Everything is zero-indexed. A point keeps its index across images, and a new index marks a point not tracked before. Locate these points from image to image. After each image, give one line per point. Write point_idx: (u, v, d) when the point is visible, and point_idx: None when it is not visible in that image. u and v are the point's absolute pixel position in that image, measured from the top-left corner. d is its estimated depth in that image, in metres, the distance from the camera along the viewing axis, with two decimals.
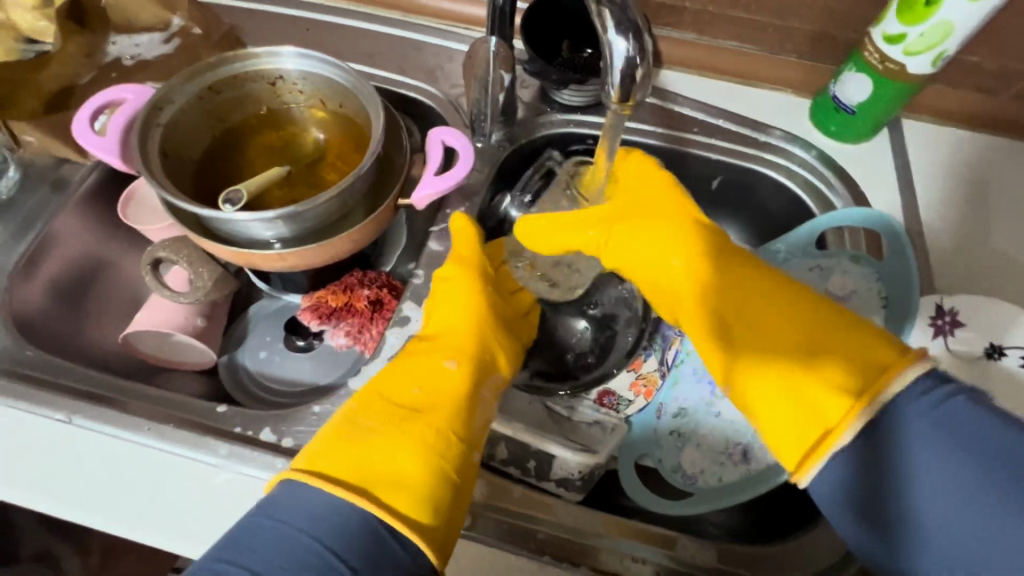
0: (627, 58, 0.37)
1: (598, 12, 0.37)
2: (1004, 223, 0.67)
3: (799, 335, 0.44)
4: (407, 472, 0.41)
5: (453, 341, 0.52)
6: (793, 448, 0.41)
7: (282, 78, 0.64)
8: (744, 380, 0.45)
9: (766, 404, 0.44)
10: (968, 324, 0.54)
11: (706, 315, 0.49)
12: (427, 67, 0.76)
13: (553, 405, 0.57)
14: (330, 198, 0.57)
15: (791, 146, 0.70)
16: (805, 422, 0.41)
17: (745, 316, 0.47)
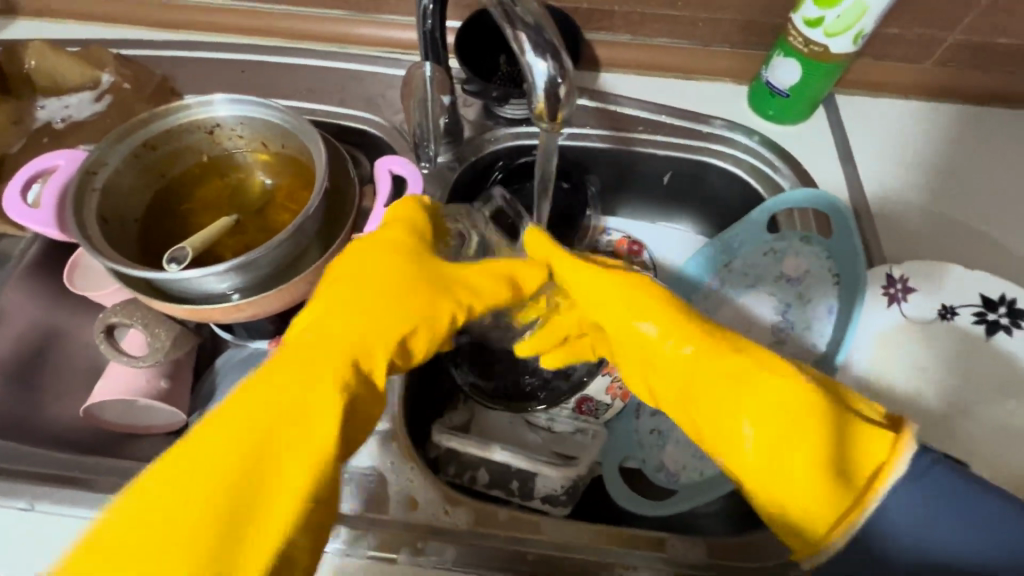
0: (548, 77, 0.37)
1: (517, 36, 0.37)
2: (943, 186, 0.69)
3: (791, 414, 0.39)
4: (228, 509, 0.35)
5: (324, 334, 0.43)
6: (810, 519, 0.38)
7: (219, 126, 0.63)
8: (747, 450, 0.40)
9: (760, 462, 0.40)
10: (918, 289, 0.56)
11: (716, 379, 0.42)
12: (369, 96, 0.76)
13: (534, 420, 0.59)
14: (281, 242, 0.57)
15: (733, 133, 0.72)
16: (823, 489, 0.37)
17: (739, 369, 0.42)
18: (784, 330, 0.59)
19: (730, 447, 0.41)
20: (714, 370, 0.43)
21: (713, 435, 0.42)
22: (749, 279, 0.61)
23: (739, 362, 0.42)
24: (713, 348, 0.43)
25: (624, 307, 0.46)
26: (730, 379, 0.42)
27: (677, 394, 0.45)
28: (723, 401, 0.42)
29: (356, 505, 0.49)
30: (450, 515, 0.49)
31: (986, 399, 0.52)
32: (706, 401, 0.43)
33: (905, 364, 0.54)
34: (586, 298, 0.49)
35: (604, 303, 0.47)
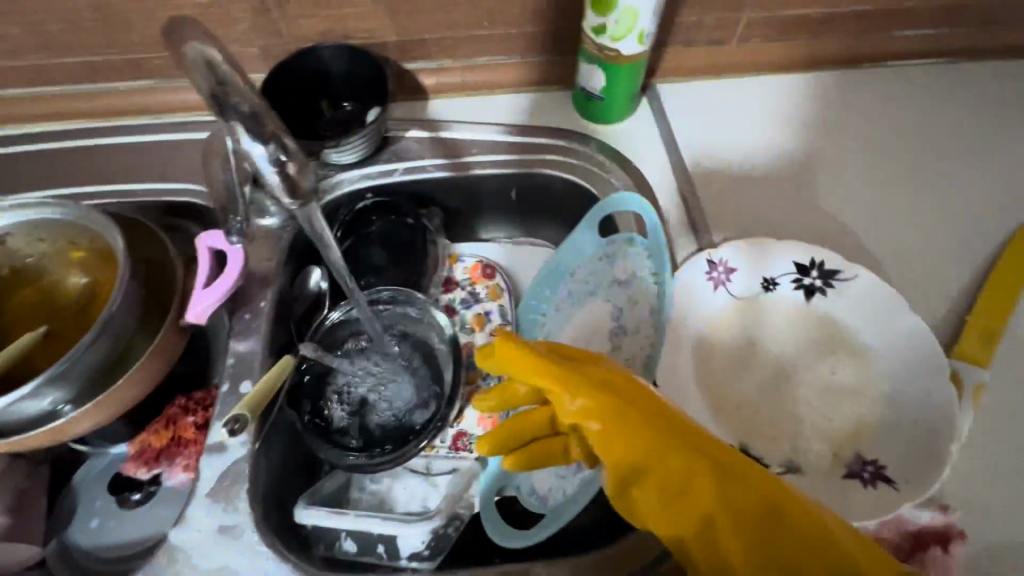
0: (269, 160, 0.44)
1: (235, 132, 0.43)
2: (768, 155, 0.72)
3: (810, 539, 0.37)
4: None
5: None
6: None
7: (11, 234, 0.60)
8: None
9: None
10: (739, 268, 0.58)
11: (737, 505, 0.39)
12: (190, 165, 0.72)
13: (413, 464, 0.60)
14: (90, 342, 0.53)
15: (563, 140, 0.73)
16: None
17: (756, 506, 0.39)
18: (619, 337, 0.57)
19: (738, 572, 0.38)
20: (737, 493, 0.39)
21: (729, 560, 0.39)
22: (589, 286, 0.62)
23: (755, 486, 0.39)
24: (727, 466, 0.40)
25: (645, 432, 0.41)
26: (757, 507, 0.38)
27: (695, 511, 0.40)
28: (745, 525, 0.38)
29: None
30: None
31: (812, 360, 0.55)
32: (724, 522, 0.39)
33: (730, 344, 0.57)
34: (594, 416, 0.42)
35: (625, 428, 0.41)
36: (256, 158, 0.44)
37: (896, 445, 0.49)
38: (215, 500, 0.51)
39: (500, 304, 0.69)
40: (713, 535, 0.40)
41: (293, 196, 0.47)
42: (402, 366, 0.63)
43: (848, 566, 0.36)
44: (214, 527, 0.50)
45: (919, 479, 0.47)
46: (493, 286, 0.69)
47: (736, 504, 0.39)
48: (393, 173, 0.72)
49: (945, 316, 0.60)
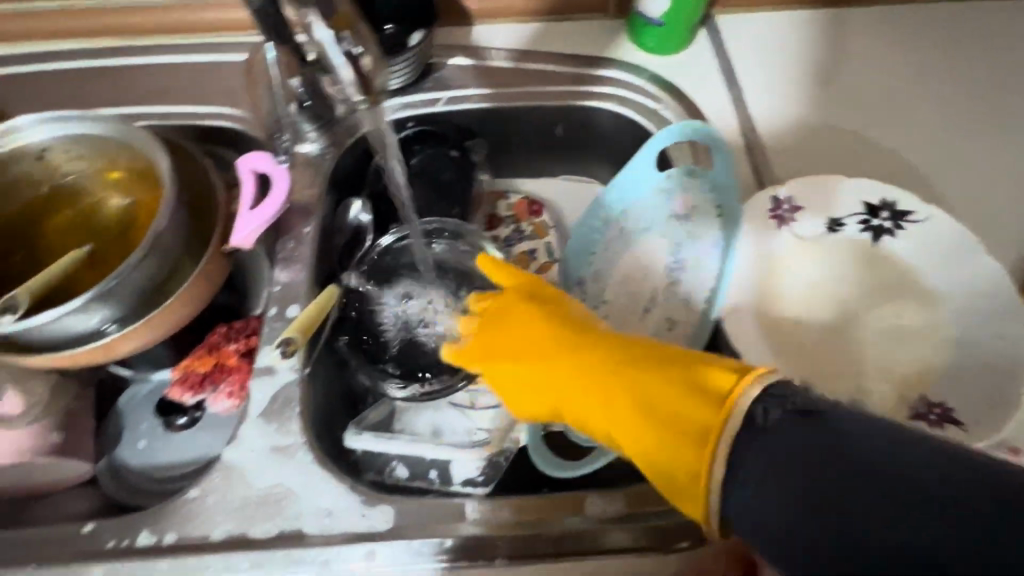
0: (345, 56, 0.54)
1: (311, 21, 0.52)
2: (832, 92, 0.67)
3: (679, 397, 0.41)
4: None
5: None
6: (688, 492, 0.39)
7: (49, 149, 0.57)
8: (650, 440, 0.41)
9: (663, 451, 0.40)
10: (805, 206, 0.56)
11: (609, 371, 0.45)
12: (225, 88, 0.69)
13: (457, 401, 0.58)
14: (137, 262, 0.52)
15: (615, 72, 0.69)
16: (693, 457, 0.39)
17: (618, 369, 0.45)
18: (677, 272, 0.56)
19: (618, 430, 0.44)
20: (603, 360, 0.46)
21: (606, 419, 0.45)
22: (643, 223, 0.60)
23: (624, 352, 0.46)
24: (598, 340, 0.48)
25: (532, 323, 0.51)
26: (638, 375, 0.44)
27: (597, 404, 0.45)
28: (634, 396, 0.43)
29: (269, 527, 0.48)
30: (367, 519, 0.47)
31: (877, 303, 0.53)
32: (615, 399, 0.44)
33: (791, 284, 0.54)
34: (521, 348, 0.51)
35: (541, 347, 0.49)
36: (331, 50, 0.54)
37: (965, 388, 0.48)
38: (269, 420, 0.51)
39: (545, 242, 0.67)
40: (585, 396, 0.46)
41: (362, 90, 0.57)
42: (450, 299, 0.62)
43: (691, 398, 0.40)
44: (268, 447, 0.50)
45: (989, 422, 0.45)
46: (538, 224, 0.68)
47: (603, 368, 0.46)
48: (436, 102, 0.69)
49: (1016, 265, 0.57)
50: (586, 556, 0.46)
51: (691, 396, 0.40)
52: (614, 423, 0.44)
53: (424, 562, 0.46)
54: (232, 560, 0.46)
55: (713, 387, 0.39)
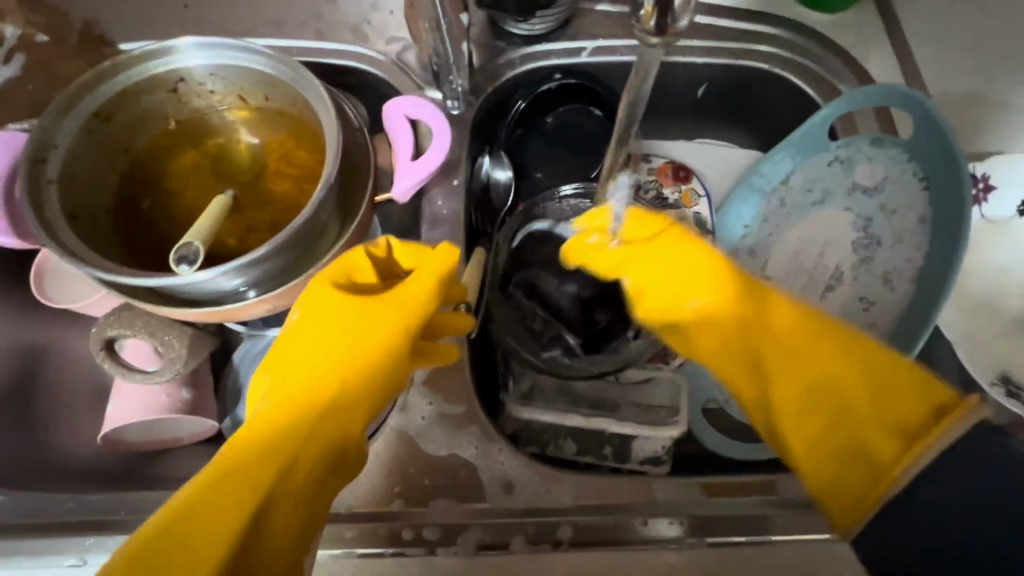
0: None
1: None
2: (1009, 63, 0.62)
3: (869, 398, 0.37)
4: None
5: (301, 421, 0.41)
6: (841, 493, 0.37)
7: (184, 80, 0.51)
8: (807, 429, 0.39)
9: (823, 447, 0.38)
10: (999, 186, 0.53)
11: (789, 356, 0.41)
12: (349, 24, 0.62)
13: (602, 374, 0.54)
14: (298, 225, 0.45)
15: (776, 28, 0.63)
16: (849, 473, 0.37)
17: (800, 359, 0.40)
18: (868, 249, 0.53)
19: (779, 419, 0.40)
20: (784, 345, 0.41)
21: (768, 405, 0.41)
22: (815, 194, 0.56)
23: (805, 339, 0.40)
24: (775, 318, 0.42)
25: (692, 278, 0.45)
26: (842, 373, 0.39)
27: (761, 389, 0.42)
28: (816, 389, 0.39)
29: (446, 499, 0.45)
30: (553, 493, 0.45)
31: None
32: (787, 386, 0.40)
33: (979, 266, 0.53)
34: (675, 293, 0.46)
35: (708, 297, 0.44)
36: None
37: None
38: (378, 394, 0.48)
39: (692, 212, 0.63)
40: (747, 375, 0.43)
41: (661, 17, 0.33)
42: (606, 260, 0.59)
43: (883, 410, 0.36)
44: (436, 414, 0.48)
45: None
46: (686, 191, 0.64)
47: (782, 356, 0.41)
48: (581, 52, 0.63)
49: None
50: (787, 542, 0.44)
51: (883, 404, 0.37)
52: (781, 405, 0.40)
53: (622, 542, 0.43)
54: (424, 532, 0.43)
55: (917, 403, 0.36)
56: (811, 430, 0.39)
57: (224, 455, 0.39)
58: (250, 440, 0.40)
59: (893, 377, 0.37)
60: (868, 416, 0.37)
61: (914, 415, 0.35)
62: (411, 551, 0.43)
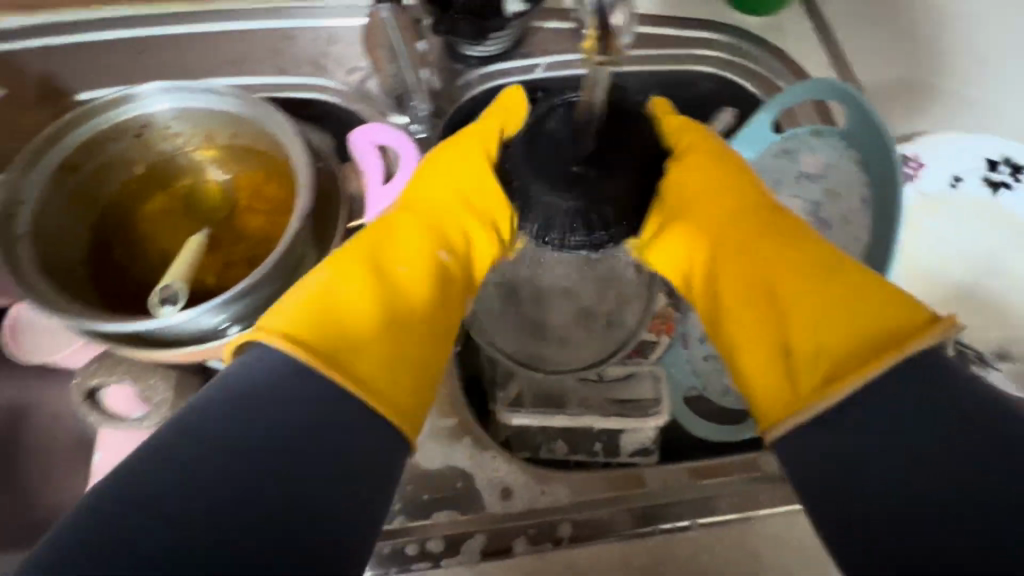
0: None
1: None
2: (927, 50, 0.67)
3: (840, 301, 0.36)
4: (378, 360, 0.37)
5: (409, 257, 0.43)
6: (776, 386, 0.37)
7: (149, 125, 0.51)
8: (759, 316, 0.40)
9: (768, 342, 0.39)
10: (929, 164, 0.57)
11: (770, 257, 0.41)
12: (308, 58, 0.64)
13: (585, 375, 0.57)
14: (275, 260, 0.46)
15: (715, 33, 0.67)
16: (799, 365, 0.36)
17: (776, 262, 0.40)
18: (820, 232, 0.57)
19: (728, 299, 0.42)
20: (767, 249, 0.42)
21: (724, 288, 0.43)
22: (767, 184, 0.59)
23: (795, 247, 0.41)
24: (780, 229, 0.43)
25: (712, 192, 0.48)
26: (808, 282, 0.38)
27: (727, 277, 0.43)
28: (779, 285, 0.39)
29: (446, 511, 0.46)
30: (548, 494, 0.46)
31: (993, 256, 0.57)
32: (750, 286, 0.41)
33: (920, 238, 0.57)
34: (673, 189, 0.48)
35: (701, 197, 0.47)
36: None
37: None
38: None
39: None
40: (723, 270, 0.44)
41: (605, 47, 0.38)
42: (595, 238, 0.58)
43: (849, 316, 0.35)
44: (429, 430, 0.49)
45: None
46: None
47: (755, 257, 0.42)
48: (535, 69, 0.65)
49: None
50: (770, 516, 0.46)
51: (850, 310, 0.36)
52: (734, 293, 0.42)
53: (619, 532, 0.45)
54: (428, 544, 0.44)
55: (883, 319, 0.34)
56: (770, 320, 0.39)
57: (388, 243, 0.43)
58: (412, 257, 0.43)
59: (875, 295, 0.36)
60: (827, 313, 0.36)
61: (883, 325, 0.34)
62: (416, 566, 0.44)
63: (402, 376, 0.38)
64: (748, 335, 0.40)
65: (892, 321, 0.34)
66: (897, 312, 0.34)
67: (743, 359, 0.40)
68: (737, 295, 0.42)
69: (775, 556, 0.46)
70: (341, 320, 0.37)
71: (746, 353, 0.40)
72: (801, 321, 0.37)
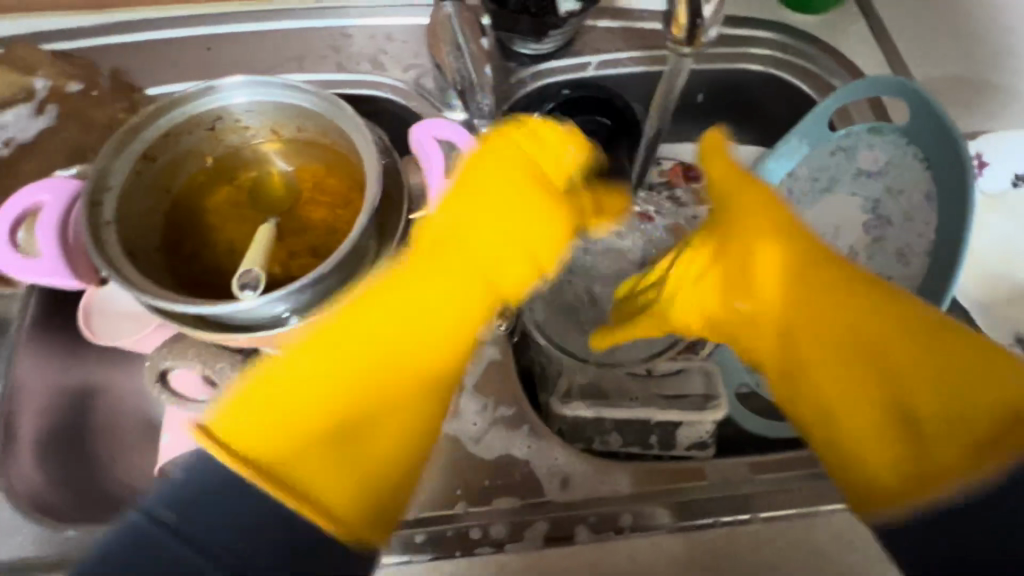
0: None
1: None
2: (985, 49, 0.67)
3: (952, 376, 0.36)
4: (290, 448, 0.37)
5: (391, 331, 0.41)
6: (893, 463, 0.36)
7: (221, 118, 0.53)
8: (867, 388, 0.38)
9: (876, 409, 0.38)
10: (992, 163, 0.57)
11: (862, 324, 0.40)
12: (366, 55, 0.65)
13: (636, 369, 0.57)
14: (347, 247, 0.47)
15: (767, 31, 0.67)
16: (927, 435, 0.35)
17: (876, 324, 0.39)
18: (878, 230, 0.57)
19: (817, 362, 0.41)
20: (862, 310, 0.40)
21: (811, 351, 0.41)
22: (821, 181, 0.59)
23: (891, 310, 0.39)
24: (868, 285, 0.41)
25: (775, 235, 0.45)
26: (913, 344, 0.38)
27: (822, 346, 0.41)
28: (888, 352, 0.38)
29: (509, 497, 0.47)
30: (608, 484, 0.47)
31: None
32: (849, 354, 0.40)
33: (982, 237, 0.56)
34: (733, 244, 0.46)
35: (759, 244, 0.45)
36: None
37: None
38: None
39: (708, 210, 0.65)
40: (811, 330, 0.41)
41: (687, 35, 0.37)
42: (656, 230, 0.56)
43: (965, 397, 0.35)
44: (488, 419, 0.50)
45: None
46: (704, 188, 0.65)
47: (856, 321, 0.40)
48: (587, 67, 0.66)
49: None
50: (832, 512, 0.46)
51: (967, 384, 0.36)
52: (830, 356, 0.40)
53: (679, 524, 0.46)
54: (491, 530, 0.45)
55: (995, 391, 0.35)
56: (880, 386, 0.38)
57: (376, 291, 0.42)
58: (367, 334, 0.41)
59: (981, 360, 0.36)
60: (950, 384, 0.36)
61: (1000, 399, 0.34)
62: (481, 550, 0.45)
63: (340, 476, 0.37)
64: (857, 406, 0.38)
65: (1009, 400, 0.34)
66: (1004, 376, 0.35)
67: (849, 429, 0.38)
68: (833, 361, 0.40)
69: (839, 552, 0.45)
70: (279, 407, 0.38)
71: (852, 425, 0.38)
72: (924, 392, 0.36)
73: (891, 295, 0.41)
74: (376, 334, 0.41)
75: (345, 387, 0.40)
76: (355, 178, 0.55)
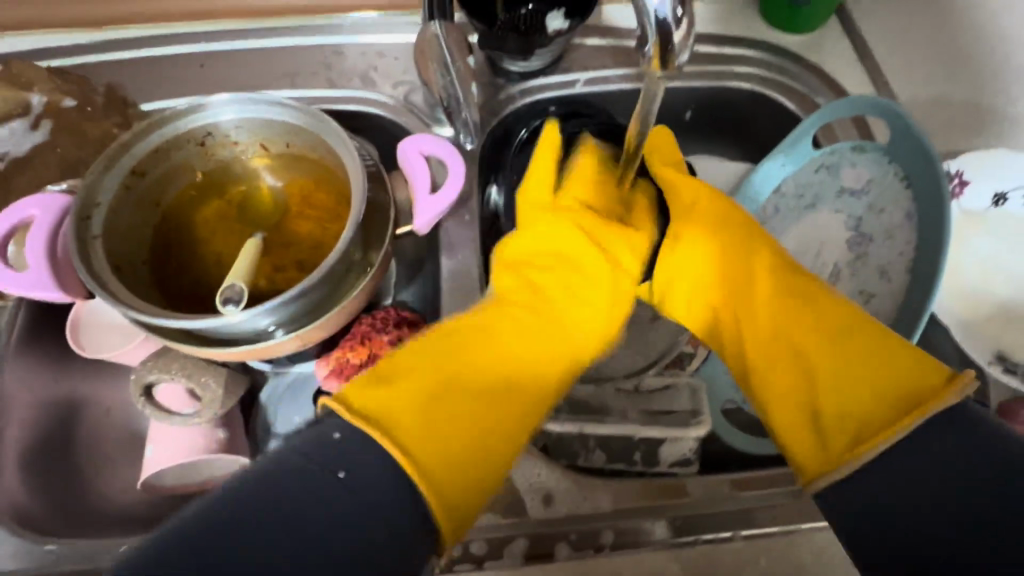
0: (661, 11, 0.36)
1: None
2: (968, 68, 0.67)
3: (857, 368, 0.39)
4: (441, 455, 0.37)
5: (515, 324, 0.46)
6: (808, 450, 0.39)
7: (211, 134, 0.54)
8: (788, 378, 0.42)
9: (796, 401, 0.41)
10: (974, 181, 0.57)
11: (788, 321, 0.44)
12: (357, 72, 0.66)
13: (621, 385, 0.57)
14: (331, 262, 0.47)
15: (752, 50, 0.68)
16: (828, 429, 0.38)
17: (799, 322, 0.43)
18: (861, 246, 0.57)
19: (751, 356, 0.45)
20: (789, 308, 0.44)
21: (748, 347, 0.46)
22: (806, 199, 0.59)
23: (813, 310, 0.43)
24: (798, 287, 0.45)
25: (722, 237, 0.51)
26: (827, 341, 0.41)
27: (755, 341, 0.46)
28: (809, 348, 0.42)
29: (490, 513, 0.47)
30: (590, 501, 0.47)
31: None
32: (776, 348, 0.44)
33: (963, 255, 0.57)
34: (694, 249, 0.52)
35: (719, 267, 0.50)
36: None
37: None
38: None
39: None
40: (749, 327, 0.46)
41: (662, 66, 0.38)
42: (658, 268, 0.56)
43: (866, 389, 0.38)
44: None
45: None
46: None
47: (783, 319, 0.44)
48: (574, 84, 0.67)
49: None
50: (814, 529, 0.46)
51: (868, 376, 0.38)
52: (760, 354, 0.45)
53: (659, 542, 0.45)
54: (470, 547, 0.45)
55: (893, 384, 0.37)
56: (801, 380, 0.42)
57: (508, 286, 0.50)
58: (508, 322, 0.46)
59: (886, 354, 0.38)
60: (855, 377, 0.39)
61: (896, 390, 0.37)
62: (460, 567, 0.44)
63: (452, 463, 0.37)
64: (780, 397, 0.42)
65: (904, 390, 0.36)
66: (903, 371, 0.37)
67: (773, 421, 0.42)
68: (765, 357, 0.45)
69: (820, 571, 0.45)
70: (421, 379, 0.40)
71: (778, 414, 0.42)
72: (834, 384, 0.39)
73: (817, 297, 0.44)
74: (515, 330, 0.46)
75: (480, 364, 0.43)
76: (343, 193, 0.56)
